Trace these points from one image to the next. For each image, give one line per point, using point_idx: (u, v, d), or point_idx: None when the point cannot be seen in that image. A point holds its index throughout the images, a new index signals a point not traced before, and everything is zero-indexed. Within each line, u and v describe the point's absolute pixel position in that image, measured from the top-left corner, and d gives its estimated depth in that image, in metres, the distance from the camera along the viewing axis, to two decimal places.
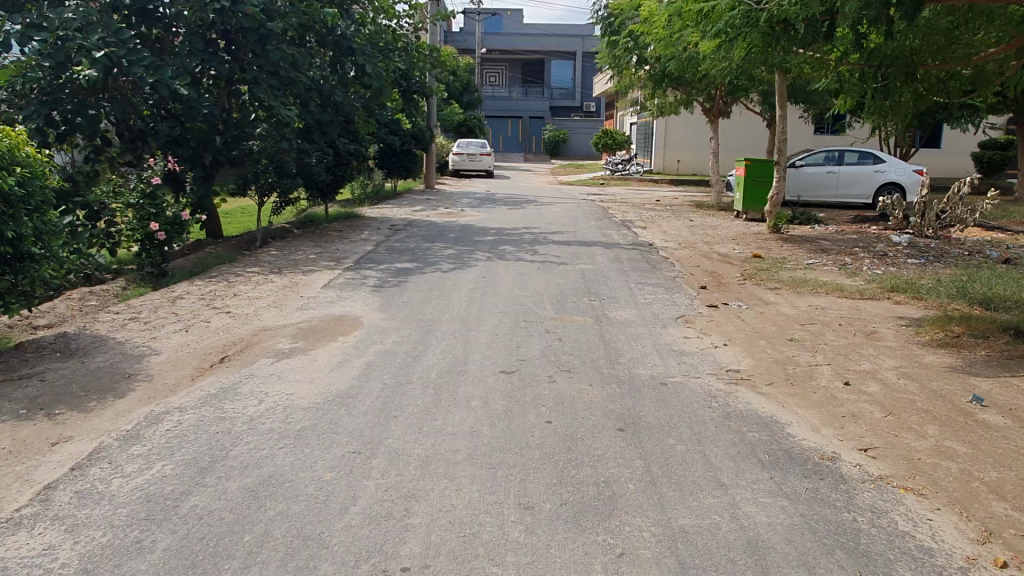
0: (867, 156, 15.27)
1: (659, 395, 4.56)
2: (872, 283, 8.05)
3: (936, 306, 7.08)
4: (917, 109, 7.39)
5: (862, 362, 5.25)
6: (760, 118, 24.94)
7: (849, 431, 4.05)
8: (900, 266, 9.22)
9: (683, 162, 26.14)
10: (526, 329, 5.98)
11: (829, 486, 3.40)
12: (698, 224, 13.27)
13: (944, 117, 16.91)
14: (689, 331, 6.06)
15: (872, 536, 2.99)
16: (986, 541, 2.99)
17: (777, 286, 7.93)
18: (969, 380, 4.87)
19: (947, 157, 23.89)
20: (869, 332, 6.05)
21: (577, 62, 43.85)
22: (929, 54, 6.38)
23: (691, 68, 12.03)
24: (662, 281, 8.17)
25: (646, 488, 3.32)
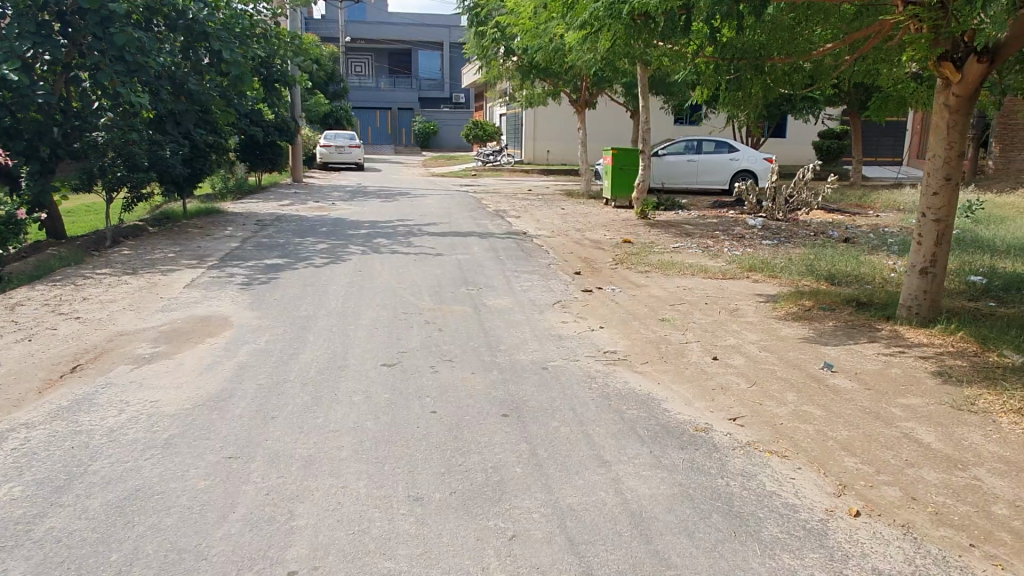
0: (723, 145, 16.21)
1: (540, 379, 4.64)
2: (732, 264, 8.58)
3: (788, 282, 7.64)
4: (764, 100, 7.90)
5: (727, 337, 5.58)
6: (622, 109, 25.88)
7: (719, 402, 4.29)
8: (755, 247, 9.87)
9: (553, 152, 26.74)
10: (405, 321, 5.90)
11: (703, 455, 3.59)
12: (569, 212, 13.59)
13: (788, 108, 18.24)
14: (566, 316, 6.20)
15: (744, 498, 3.18)
16: (841, 494, 3.26)
17: (647, 269, 8.28)
18: (820, 349, 5.29)
19: (791, 146, 25.82)
20: (732, 309, 6.44)
21: (444, 53, 43.66)
22: (775, 49, 6.82)
23: (557, 59, 12.29)
24: (538, 268, 8.32)
25: (534, 471, 3.37)
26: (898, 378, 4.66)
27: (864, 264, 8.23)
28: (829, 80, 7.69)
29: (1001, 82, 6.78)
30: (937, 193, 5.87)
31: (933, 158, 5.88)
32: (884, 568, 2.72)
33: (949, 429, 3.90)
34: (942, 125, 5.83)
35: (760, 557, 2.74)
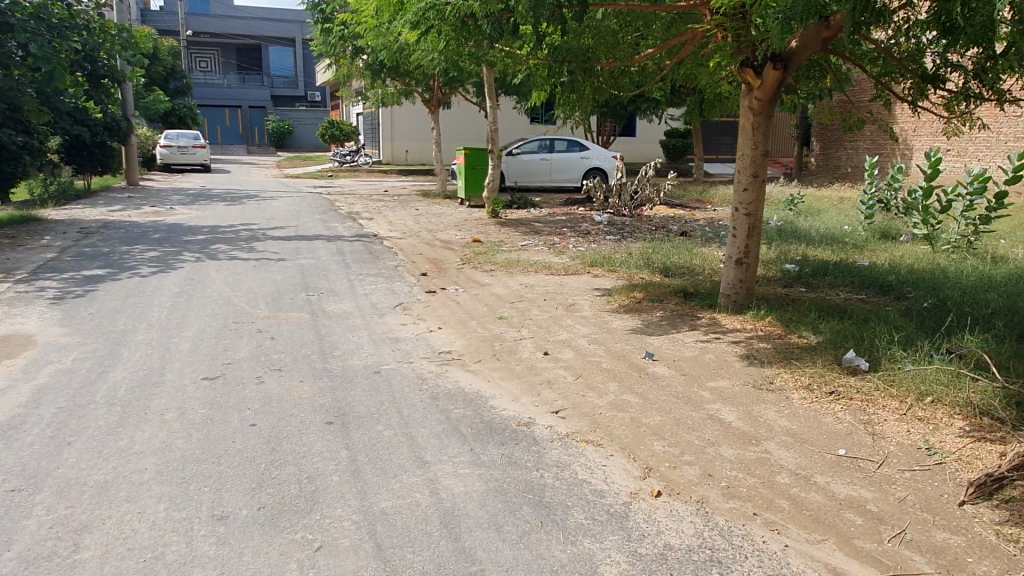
0: (573, 144, 16.71)
1: (370, 384, 4.59)
2: (575, 260, 8.87)
3: (625, 276, 8.01)
4: (597, 102, 8.15)
5: (560, 332, 5.77)
6: (478, 108, 26.07)
7: (544, 397, 4.44)
8: (599, 243, 10.26)
9: (411, 152, 26.60)
10: (234, 331, 5.65)
11: (522, 449, 3.69)
12: (423, 213, 13.54)
13: (633, 107, 19.14)
14: (406, 318, 6.19)
15: (555, 488, 3.30)
16: (646, 477, 3.46)
17: (493, 268, 8.41)
18: (645, 339, 5.60)
19: (640, 144, 27.04)
20: (569, 304, 6.67)
21: (297, 49, 42.29)
22: (602, 51, 7.03)
23: (403, 58, 12.22)
24: (383, 270, 8.24)
25: (350, 478, 3.33)
26: (711, 363, 5.01)
27: (695, 256, 8.76)
28: (655, 83, 8.10)
29: (800, 86, 7.42)
30: (747, 189, 6.34)
31: (742, 157, 6.35)
32: (675, 543, 2.91)
33: (748, 408, 4.24)
34: (748, 126, 6.31)
35: (562, 544, 2.85)
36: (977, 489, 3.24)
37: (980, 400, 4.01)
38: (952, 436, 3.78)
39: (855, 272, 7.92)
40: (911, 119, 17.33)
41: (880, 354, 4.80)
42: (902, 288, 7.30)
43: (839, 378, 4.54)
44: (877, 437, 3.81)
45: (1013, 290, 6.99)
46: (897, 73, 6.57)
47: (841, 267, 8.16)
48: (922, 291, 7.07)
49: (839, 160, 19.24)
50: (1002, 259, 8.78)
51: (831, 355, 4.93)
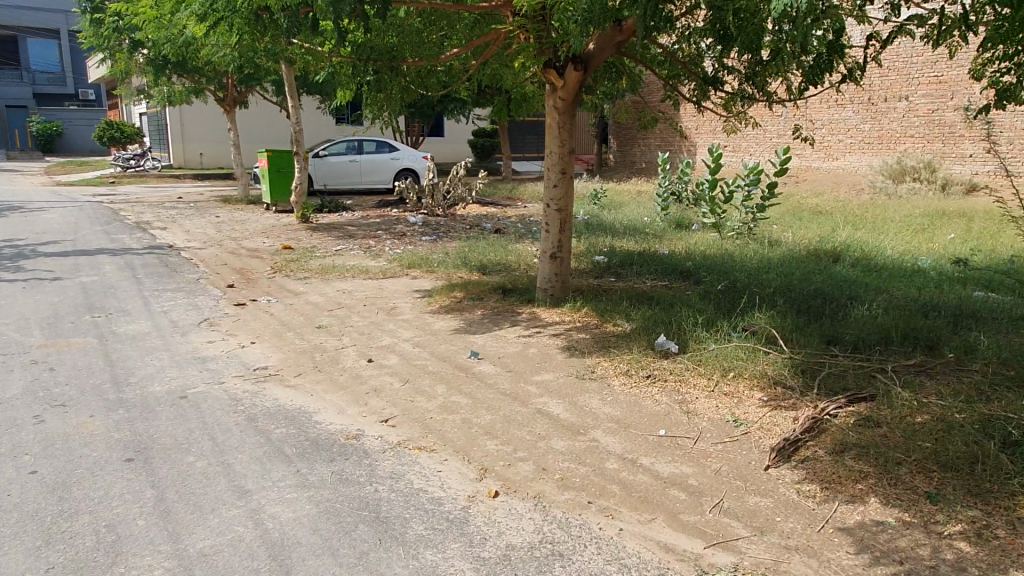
0: (382, 145, 16.42)
1: (176, 411, 4.15)
2: (393, 262, 8.70)
3: (444, 276, 7.99)
4: (406, 101, 7.98)
5: (382, 337, 5.60)
6: (278, 107, 24.86)
7: (372, 406, 4.27)
8: (415, 244, 10.16)
9: (206, 155, 24.83)
10: (2, 364, 4.87)
11: (352, 464, 3.52)
12: (224, 220, 12.63)
13: (439, 108, 19.22)
14: (213, 335, 5.70)
15: (391, 502, 3.17)
16: (483, 478, 3.43)
17: (306, 275, 8.02)
18: (470, 338, 5.59)
19: (449, 144, 27.20)
20: (389, 308, 6.52)
21: (63, 42, 37.90)
22: (408, 50, 6.93)
23: (190, 53, 11.28)
24: (183, 284, 7.55)
25: (159, 520, 2.97)
26: (534, 357, 5.10)
27: (511, 253, 8.92)
28: (462, 82, 8.14)
29: (599, 87, 7.79)
30: (557, 186, 6.54)
31: (551, 155, 6.54)
32: (516, 542, 2.90)
33: (573, 399, 4.36)
34: (554, 125, 6.52)
35: (403, 560, 2.74)
36: (780, 453, 3.57)
37: (773, 371, 4.43)
38: (754, 406, 4.15)
39: (657, 261, 8.51)
40: (693, 118, 19.01)
41: (687, 336, 5.16)
42: (698, 273, 7.93)
43: (653, 362, 4.81)
44: (691, 415, 4.08)
45: (788, 270, 7.86)
46: (683, 75, 7.08)
47: (644, 257, 8.71)
48: (716, 275, 7.73)
49: (634, 157, 20.65)
50: (776, 242, 9.87)
51: (644, 340, 5.22)
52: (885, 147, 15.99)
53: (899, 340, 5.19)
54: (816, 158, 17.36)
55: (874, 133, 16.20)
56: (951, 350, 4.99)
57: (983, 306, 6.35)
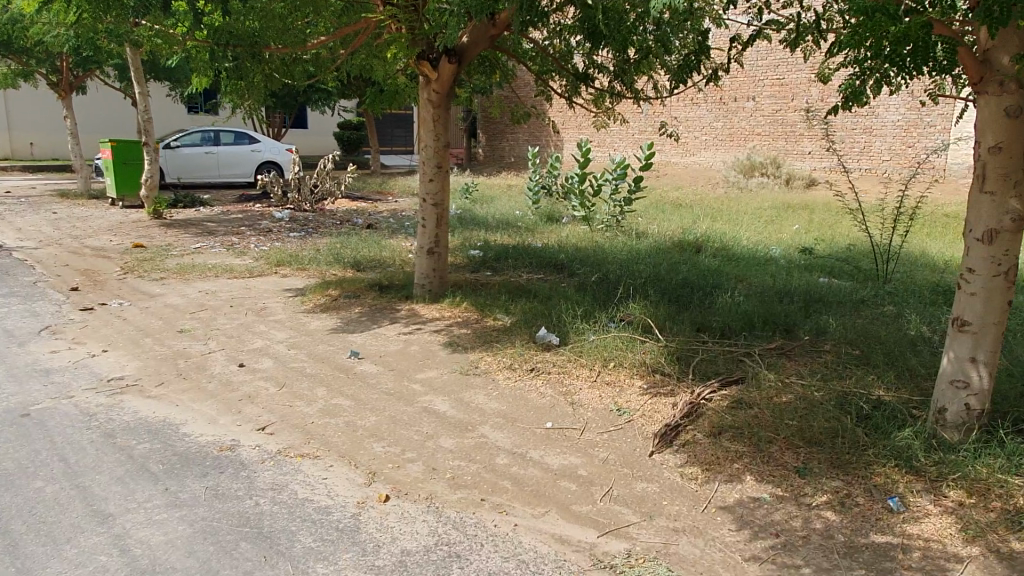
0: (242, 137, 15.56)
1: (18, 431, 3.71)
2: (259, 260, 8.27)
3: (316, 274, 7.68)
4: (269, 90, 7.52)
5: (253, 340, 5.29)
6: (122, 94, 23.00)
7: (247, 414, 4.02)
8: (282, 241, 9.71)
9: (39, 144, 22.60)
10: None
11: (229, 478, 3.29)
12: (62, 217, 11.51)
13: (303, 98, 18.52)
14: (58, 344, 5.16)
15: (273, 515, 2.99)
16: (372, 482, 3.31)
17: (163, 275, 7.45)
18: (347, 337, 5.39)
19: (313, 136, 26.28)
20: (259, 308, 6.18)
21: None
22: (272, 37, 6.52)
23: (16, 31, 10.13)
24: (17, 288, 6.79)
25: (5, 556, 2.64)
26: (416, 354, 5.00)
27: (384, 248, 8.72)
28: (329, 72, 7.83)
29: (471, 80, 7.75)
30: (432, 180, 6.43)
31: (426, 149, 6.45)
32: (411, 547, 2.82)
33: (458, 395, 4.31)
34: (428, 119, 6.41)
35: None
36: (662, 439, 3.70)
37: (651, 359, 4.59)
38: (635, 394, 4.28)
39: (531, 254, 8.62)
40: (560, 114, 19.46)
41: (566, 328, 5.25)
42: (571, 266, 8.11)
43: (536, 355, 4.85)
44: (576, 406, 4.15)
45: (655, 261, 8.21)
46: (553, 72, 7.15)
47: (518, 250, 8.80)
48: (588, 267, 7.94)
49: (503, 151, 20.85)
50: (643, 234, 10.29)
51: (526, 333, 5.25)
52: (736, 145, 17.08)
53: (760, 325, 5.54)
54: (675, 154, 18.28)
55: (725, 131, 17.28)
56: (805, 333, 5.40)
57: (829, 291, 6.91)
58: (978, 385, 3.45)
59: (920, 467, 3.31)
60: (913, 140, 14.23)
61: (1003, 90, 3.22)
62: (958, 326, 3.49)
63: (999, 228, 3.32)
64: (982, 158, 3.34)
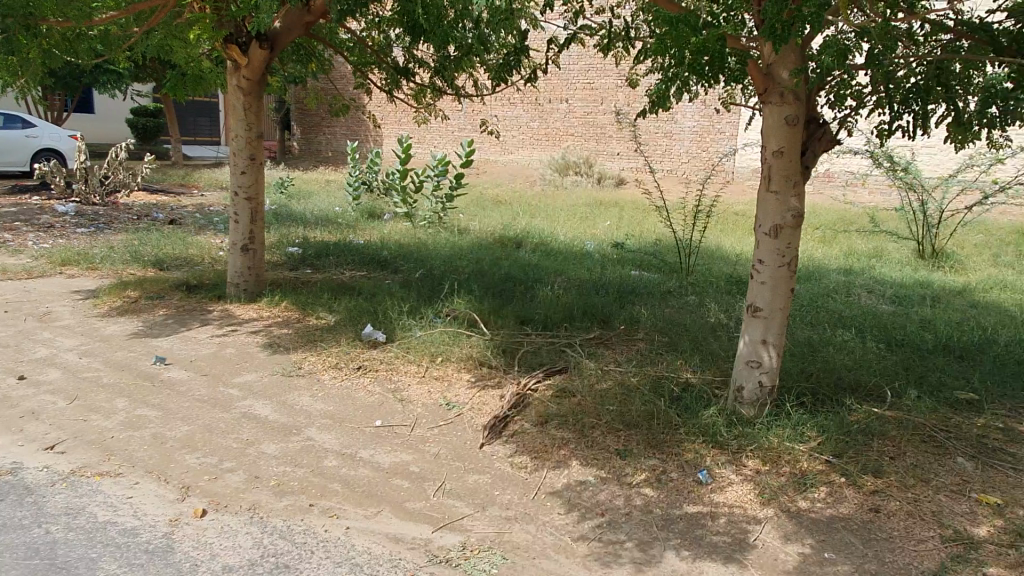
0: (12, 120, 13.67)
1: None
2: (40, 259, 7.33)
3: (110, 273, 6.95)
4: (48, 67, 6.67)
5: (36, 349, 4.68)
6: None
7: (31, 433, 3.55)
8: (69, 238, 8.69)
9: None
10: None
11: (11, 506, 2.88)
12: None
13: (89, 79, 16.66)
14: None
15: (69, 543, 2.67)
16: (185, 497, 3.06)
17: None
18: (151, 342, 4.93)
19: (102, 122, 23.77)
20: (41, 313, 5.48)
21: None
22: (51, 8, 5.78)
23: None
24: None
25: None
26: (232, 358, 4.68)
27: (191, 245, 8.08)
28: (121, 52, 7.09)
29: (284, 68, 7.36)
30: (245, 173, 6.04)
31: (236, 139, 6.04)
32: (234, 562, 2.64)
33: (281, 398, 4.10)
34: (239, 107, 6.00)
35: None
36: (492, 430, 3.76)
37: (477, 353, 4.65)
38: (463, 387, 4.32)
39: (353, 251, 8.41)
40: (379, 108, 19.15)
41: (393, 324, 5.17)
42: (395, 263, 8.00)
43: (362, 353, 4.73)
44: (405, 403, 4.10)
45: (479, 256, 8.33)
46: (373, 64, 6.96)
47: (339, 247, 8.54)
48: (413, 264, 7.88)
49: (320, 145, 20.13)
50: (465, 230, 10.39)
51: (351, 331, 5.10)
52: (552, 145, 17.79)
53: (579, 316, 5.80)
54: (494, 152, 18.70)
55: (541, 131, 17.92)
56: (620, 323, 5.73)
57: (639, 283, 7.40)
58: (769, 364, 3.86)
59: (723, 441, 3.63)
60: (707, 145, 15.62)
61: (783, 101, 3.61)
62: (752, 312, 3.87)
63: (783, 224, 3.72)
64: (769, 161, 3.71)
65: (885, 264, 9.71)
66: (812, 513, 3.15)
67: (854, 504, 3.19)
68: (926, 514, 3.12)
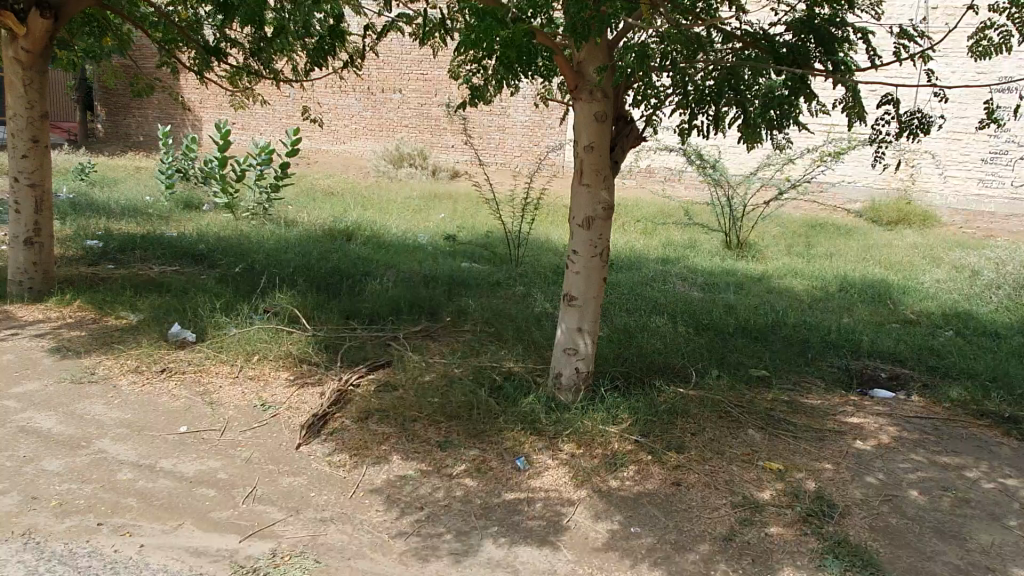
0: None
1: None
2: None
3: None
4: None
5: None
6: None
7: None
8: None
9: None
10: None
11: None
12: None
13: None
14: None
15: None
16: None
17: None
18: None
19: None
20: None
21: None
22: None
23: None
24: None
25: None
26: (11, 365, 4.17)
27: None
28: None
29: (74, 41, 6.62)
30: (27, 156, 5.38)
31: (15, 118, 5.36)
32: None
33: (69, 408, 3.70)
34: (18, 82, 5.32)
35: None
36: (310, 429, 3.62)
37: (297, 350, 4.46)
38: (280, 387, 4.12)
39: (164, 244, 7.78)
40: (197, 91, 17.87)
41: (203, 322, 4.83)
42: (212, 256, 7.50)
43: (168, 354, 4.38)
44: (214, 405, 3.85)
45: (305, 250, 8.01)
46: (179, 43, 6.42)
47: (149, 239, 7.87)
48: (232, 257, 7.43)
49: (129, 128, 18.47)
50: (292, 221, 9.96)
51: (156, 331, 4.71)
52: (385, 135, 17.48)
53: (407, 309, 5.74)
54: (325, 141, 18.09)
55: (374, 120, 17.55)
56: (447, 315, 5.74)
57: (469, 275, 7.45)
58: (584, 351, 4.02)
59: (541, 427, 3.74)
60: (537, 139, 16.05)
61: (592, 98, 3.76)
62: (568, 300, 4.01)
63: (594, 216, 3.88)
64: (580, 156, 3.86)
65: (697, 254, 10.47)
66: (621, 491, 3.32)
67: (659, 479, 3.40)
68: (721, 484, 3.40)
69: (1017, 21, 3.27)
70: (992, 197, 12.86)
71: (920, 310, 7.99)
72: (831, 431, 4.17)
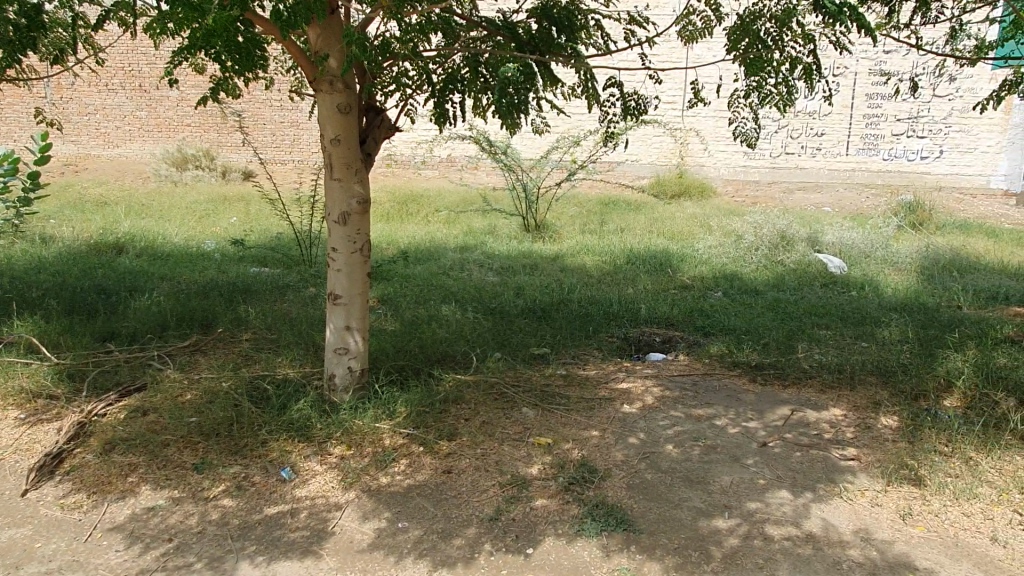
0: None
1: None
2: None
3: None
4: None
5: None
6: None
7: None
8: None
9: None
10: None
11: None
12: None
13: None
14: None
15: None
16: None
17: None
18: None
19: None
20: None
21: None
22: None
23: None
24: None
25: None
26: None
27: None
28: None
29: None
30: None
31: None
32: None
33: None
34: None
35: None
36: (39, 471, 3.24)
37: (32, 384, 4.00)
38: (8, 429, 3.68)
39: None
40: None
41: None
42: None
43: None
44: None
45: (62, 268, 7.19)
46: None
47: None
48: None
49: None
50: (50, 238, 8.91)
51: None
52: (165, 136, 16.14)
53: (175, 323, 5.30)
54: (94, 145, 16.38)
55: (150, 120, 16.14)
56: (222, 325, 5.37)
57: (253, 280, 7.05)
58: (355, 348, 3.93)
59: (310, 433, 3.61)
60: None
61: (333, 89, 3.61)
62: (333, 299, 3.88)
63: (349, 211, 3.77)
64: (328, 149, 3.71)
65: (496, 239, 10.68)
66: (391, 487, 3.28)
67: (429, 470, 3.40)
68: (491, 466, 3.46)
69: (712, 7, 3.53)
70: (756, 167, 14.28)
71: (694, 276, 8.66)
72: (601, 399, 4.40)
